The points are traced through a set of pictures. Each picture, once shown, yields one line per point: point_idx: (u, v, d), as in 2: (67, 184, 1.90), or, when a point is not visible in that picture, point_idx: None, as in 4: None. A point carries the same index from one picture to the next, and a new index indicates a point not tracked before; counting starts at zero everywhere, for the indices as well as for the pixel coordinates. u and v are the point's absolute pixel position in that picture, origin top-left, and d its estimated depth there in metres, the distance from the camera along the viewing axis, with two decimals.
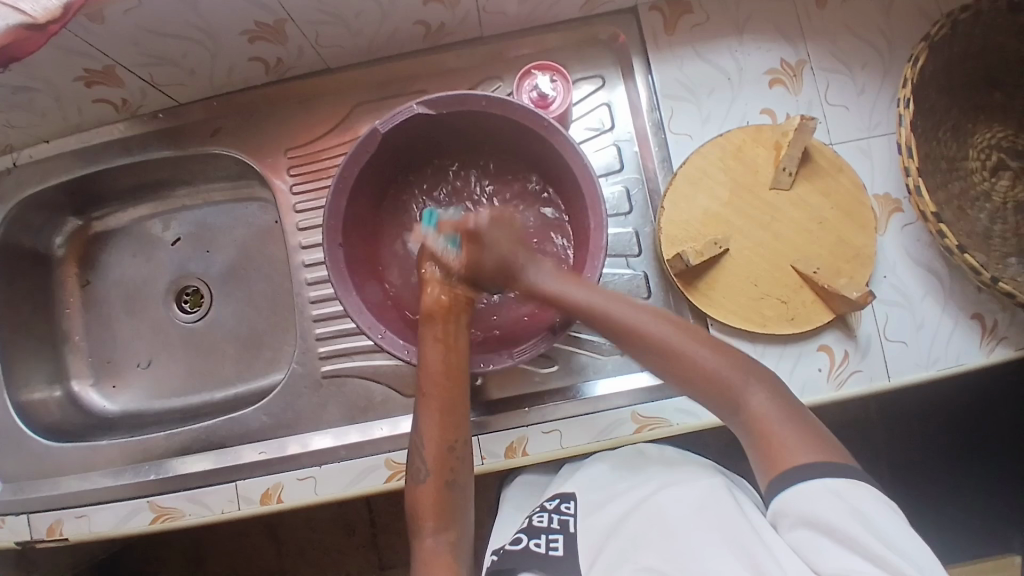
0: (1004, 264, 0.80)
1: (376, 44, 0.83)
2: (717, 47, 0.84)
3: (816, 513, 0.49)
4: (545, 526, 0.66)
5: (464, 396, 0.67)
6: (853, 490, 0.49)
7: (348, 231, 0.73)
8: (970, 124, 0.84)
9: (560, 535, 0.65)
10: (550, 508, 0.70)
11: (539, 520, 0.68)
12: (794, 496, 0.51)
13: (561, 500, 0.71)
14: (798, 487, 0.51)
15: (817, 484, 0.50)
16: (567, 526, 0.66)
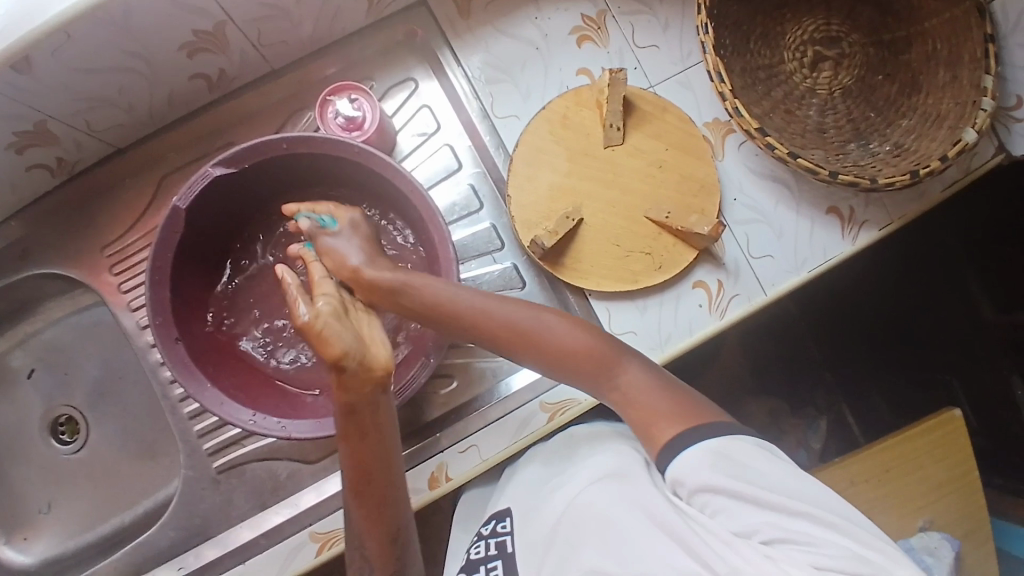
0: (844, 152, 0.81)
1: (159, 111, 0.76)
2: (517, 19, 0.80)
3: (708, 478, 0.49)
4: (482, 557, 0.65)
5: (393, 479, 0.58)
6: (728, 444, 0.50)
7: (184, 319, 0.67)
8: (779, 26, 0.85)
9: (498, 561, 0.64)
10: (486, 534, 0.68)
11: (476, 552, 0.67)
12: (684, 467, 0.50)
13: (496, 521, 0.69)
14: (685, 458, 0.51)
15: (700, 449, 0.50)
16: (505, 547, 0.65)
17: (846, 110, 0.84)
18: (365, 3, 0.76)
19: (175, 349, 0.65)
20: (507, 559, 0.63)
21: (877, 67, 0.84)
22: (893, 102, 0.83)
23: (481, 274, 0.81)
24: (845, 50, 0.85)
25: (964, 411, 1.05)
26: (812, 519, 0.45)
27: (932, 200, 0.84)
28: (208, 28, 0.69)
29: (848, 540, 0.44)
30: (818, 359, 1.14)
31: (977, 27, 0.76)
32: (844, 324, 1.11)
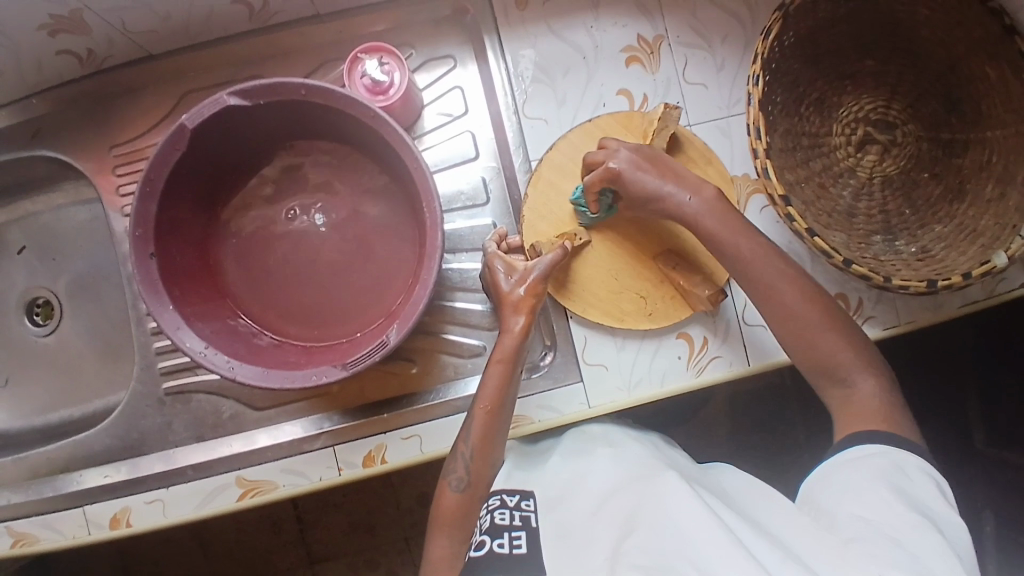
0: (868, 242, 0.77)
1: (196, 27, 0.76)
2: (572, 23, 0.79)
3: (865, 467, 0.55)
4: (506, 524, 0.64)
5: (502, 424, 0.67)
6: (903, 461, 0.55)
7: (164, 238, 0.66)
8: (836, 96, 0.81)
9: (524, 532, 0.63)
10: (511, 505, 0.67)
11: (499, 519, 0.65)
12: (851, 457, 0.57)
13: (521, 496, 0.68)
14: (858, 452, 0.57)
15: (871, 451, 0.57)
16: (529, 521, 0.65)
17: (882, 200, 0.81)
18: None
19: (147, 266, 0.64)
20: (533, 532, 0.63)
21: (927, 163, 0.81)
22: (932, 204, 0.80)
23: (470, 269, 0.79)
24: (898, 138, 0.82)
25: None
26: (920, 531, 0.50)
27: (946, 313, 0.82)
28: None
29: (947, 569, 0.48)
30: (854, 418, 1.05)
31: None
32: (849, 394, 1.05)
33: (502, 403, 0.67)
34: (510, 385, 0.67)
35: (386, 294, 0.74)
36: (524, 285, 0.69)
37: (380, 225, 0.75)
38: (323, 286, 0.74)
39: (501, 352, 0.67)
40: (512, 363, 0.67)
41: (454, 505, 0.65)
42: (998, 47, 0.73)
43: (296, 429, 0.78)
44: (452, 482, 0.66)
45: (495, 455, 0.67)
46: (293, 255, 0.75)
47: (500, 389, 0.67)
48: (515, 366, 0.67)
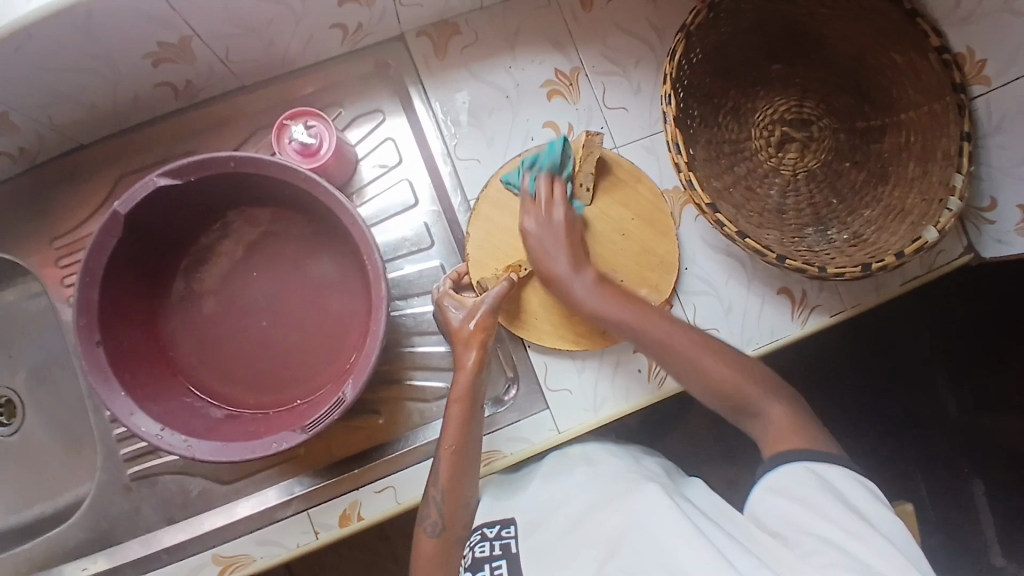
0: (801, 236, 0.81)
1: (126, 112, 0.78)
2: (491, 65, 0.82)
3: (793, 487, 0.54)
4: (487, 556, 0.64)
5: (470, 461, 0.67)
6: (826, 471, 0.55)
7: (109, 324, 0.66)
8: (750, 102, 0.85)
9: (503, 561, 0.63)
10: (490, 536, 0.66)
11: (479, 551, 0.65)
12: (774, 482, 0.56)
13: (501, 526, 0.68)
14: (782, 471, 0.56)
15: (791, 468, 0.56)
16: (509, 549, 0.65)
17: (808, 194, 0.84)
18: (340, 33, 0.77)
19: (94, 354, 0.64)
20: (514, 559, 0.63)
21: (846, 153, 0.85)
22: (858, 190, 0.83)
23: (423, 312, 0.80)
24: (814, 133, 0.85)
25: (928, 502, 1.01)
26: (860, 538, 0.49)
27: (887, 293, 0.84)
28: (173, 41, 0.69)
29: (895, 572, 0.47)
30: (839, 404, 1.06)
31: (957, 124, 0.75)
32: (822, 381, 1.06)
33: (464, 443, 0.66)
34: (471, 423, 0.67)
35: (341, 348, 0.74)
36: (474, 319, 0.70)
37: (326, 281, 0.76)
38: (278, 347, 0.75)
39: (456, 393, 0.67)
40: (469, 403, 0.67)
41: (430, 551, 0.65)
42: (902, 35, 0.77)
43: (265, 498, 0.77)
44: (426, 527, 0.66)
45: (466, 493, 0.67)
46: (245, 322, 0.75)
47: (462, 427, 0.67)
48: (472, 404, 0.67)
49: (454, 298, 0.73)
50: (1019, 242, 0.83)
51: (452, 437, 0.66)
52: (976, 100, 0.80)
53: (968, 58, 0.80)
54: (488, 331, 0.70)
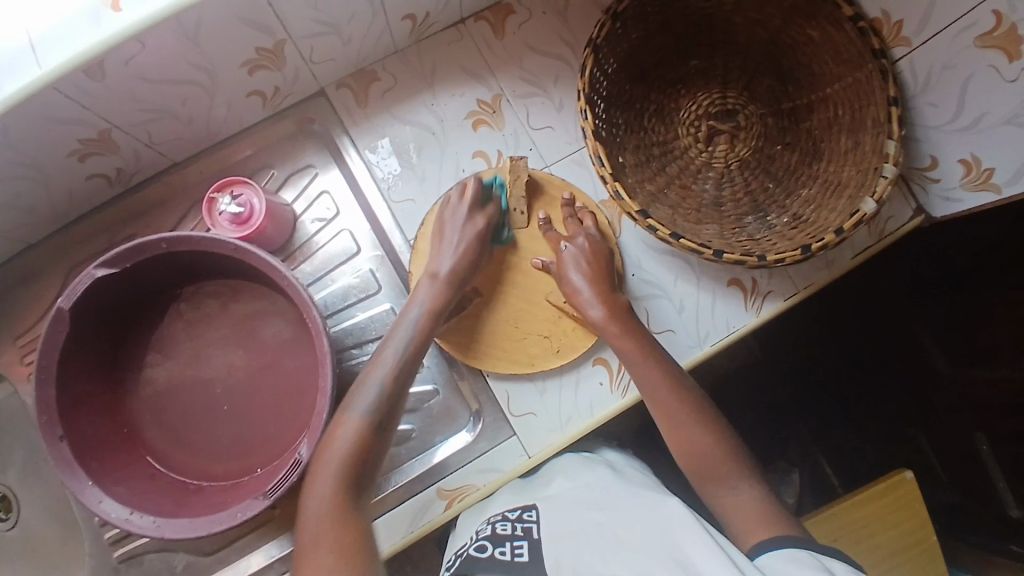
0: (740, 225, 0.81)
1: (68, 206, 0.80)
2: (413, 105, 0.84)
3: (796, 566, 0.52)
4: (508, 534, 0.60)
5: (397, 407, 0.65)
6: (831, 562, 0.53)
7: (72, 417, 0.68)
8: (673, 102, 0.86)
9: (526, 541, 0.58)
10: (512, 517, 0.64)
11: (501, 529, 0.62)
12: (771, 560, 0.54)
13: (522, 510, 0.66)
14: (783, 551, 0.54)
15: (792, 550, 0.54)
16: (532, 533, 0.60)
17: (743, 181, 0.85)
18: (259, 99, 0.80)
19: (58, 448, 0.66)
20: (536, 542, 0.58)
21: (776, 136, 0.85)
22: (793, 171, 0.83)
23: None
24: (742, 122, 0.86)
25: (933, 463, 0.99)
26: None
27: (842, 268, 0.84)
28: (93, 136, 0.72)
29: None
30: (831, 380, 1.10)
31: (881, 90, 0.74)
32: (805, 360, 1.11)
33: (389, 393, 0.65)
34: (399, 391, 0.66)
35: (301, 405, 0.76)
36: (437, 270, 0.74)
37: (279, 342, 0.77)
38: (242, 413, 0.76)
39: (391, 353, 0.68)
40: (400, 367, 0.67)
41: (324, 525, 0.55)
42: (813, 10, 0.78)
43: (251, 563, 0.79)
44: (325, 460, 0.60)
45: (377, 449, 0.62)
46: (206, 394, 0.77)
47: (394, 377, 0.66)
48: (403, 379, 0.67)
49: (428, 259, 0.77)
50: (968, 197, 0.82)
51: (375, 385, 0.65)
52: (900, 62, 0.80)
53: (885, 22, 0.79)
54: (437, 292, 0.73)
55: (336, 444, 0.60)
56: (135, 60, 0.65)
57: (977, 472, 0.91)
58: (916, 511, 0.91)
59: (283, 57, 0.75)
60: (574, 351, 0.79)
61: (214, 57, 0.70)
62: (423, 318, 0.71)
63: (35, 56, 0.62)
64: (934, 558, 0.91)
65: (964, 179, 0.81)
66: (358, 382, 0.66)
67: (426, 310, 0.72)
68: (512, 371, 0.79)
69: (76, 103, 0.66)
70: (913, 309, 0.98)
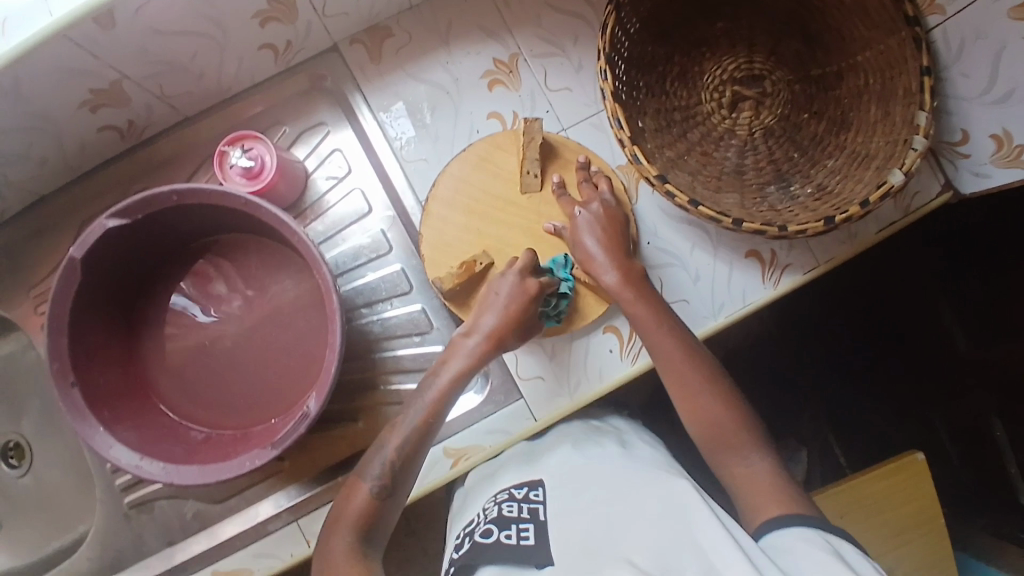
0: (761, 195, 0.79)
1: (82, 158, 0.80)
2: (428, 62, 0.81)
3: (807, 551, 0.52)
4: (515, 516, 0.59)
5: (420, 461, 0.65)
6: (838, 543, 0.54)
7: (86, 365, 0.69)
8: (697, 65, 0.83)
9: (531, 524, 0.58)
10: (518, 497, 0.63)
11: (507, 510, 0.61)
12: (781, 542, 0.54)
13: (529, 488, 0.64)
14: (791, 533, 0.54)
15: (802, 531, 0.54)
16: (538, 514, 0.59)
17: (768, 151, 0.81)
18: (270, 53, 0.78)
19: (72, 394, 0.67)
20: (542, 525, 0.57)
21: (803, 104, 0.81)
22: (819, 140, 0.80)
23: (392, 319, 0.81)
24: (768, 88, 0.82)
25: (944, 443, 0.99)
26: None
27: (865, 242, 0.81)
28: (105, 86, 0.71)
29: None
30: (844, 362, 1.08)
31: (914, 58, 0.71)
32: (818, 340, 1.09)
33: (406, 458, 0.63)
34: (414, 454, 0.64)
35: (309, 362, 0.76)
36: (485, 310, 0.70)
37: (289, 298, 0.77)
38: (251, 369, 0.77)
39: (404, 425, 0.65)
40: (414, 437, 0.64)
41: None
42: None
43: (256, 516, 0.80)
44: (341, 519, 0.61)
45: (390, 511, 0.63)
46: (214, 348, 0.77)
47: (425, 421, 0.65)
48: (422, 438, 0.65)
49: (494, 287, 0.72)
50: (998, 173, 0.78)
51: (393, 450, 0.63)
52: (933, 31, 0.76)
53: None
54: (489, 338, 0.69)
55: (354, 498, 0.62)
56: (145, 9, 0.64)
57: (994, 457, 0.91)
58: (924, 492, 0.90)
59: (294, 10, 0.73)
60: (586, 319, 0.78)
61: (225, 8, 0.68)
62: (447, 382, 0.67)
63: (46, 6, 0.63)
64: (933, 538, 0.91)
65: (994, 156, 0.77)
66: (382, 436, 0.65)
67: (461, 370, 0.68)
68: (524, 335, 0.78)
69: (86, 52, 0.65)
70: (941, 294, 0.95)
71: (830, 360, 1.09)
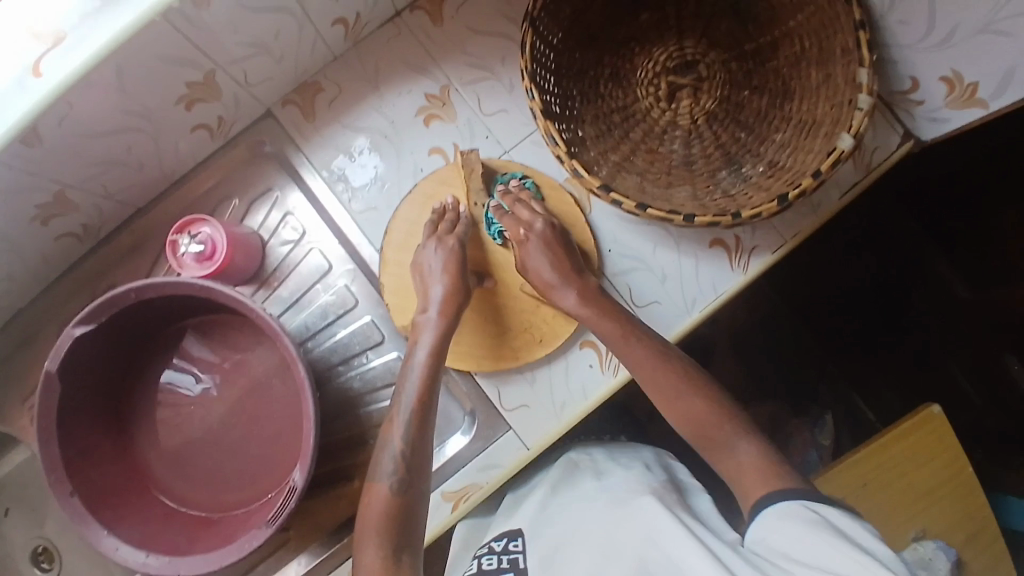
0: (714, 182, 0.77)
1: (47, 268, 0.81)
2: (361, 110, 0.81)
3: (787, 527, 0.53)
4: (494, 568, 0.67)
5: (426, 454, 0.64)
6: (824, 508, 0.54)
7: (81, 471, 0.71)
8: (629, 61, 0.82)
9: (512, 575, 0.66)
10: (498, 549, 0.69)
11: (488, 564, 0.68)
12: (766, 520, 0.55)
13: (508, 538, 0.71)
14: (772, 509, 0.55)
15: (784, 506, 0.55)
16: (517, 562, 0.67)
17: (713, 135, 0.80)
18: (206, 132, 0.79)
19: (71, 502, 0.69)
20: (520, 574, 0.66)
21: (742, 81, 0.80)
22: (765, 115, 0.78)
23: (370, 371, 0.81)
24: (703, 72, 0.81)
25: (961, 385, 0.96)
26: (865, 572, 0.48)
27: (829, 210, 0.79)
28: (50, 199, 0.72)
29: None
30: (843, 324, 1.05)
31: (846, 17, 0.68)
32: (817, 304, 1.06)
33: (407, 456, 0.63)
34: (420, 442, 0.64)
35: (295, 431, 0.77)
36: (428, 306, 0.71)
37: (266, 370, 0.78)
38: (240, 444, 0.78)
39: (399, 414, 0.65)
40: (414, 422, 0.64)
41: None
42: None
43: None
44: (364, 528, 0.60)
45: (416, 507, 0.62)
46: (203, 429, 0.78)
47: (419, 415, 0.65)
48: (422, 422, 0.65)
49: (423, 275, 0.73)
50: (955, 115, 0.76)
51: (393, 450, 0.63)
52: None
53: None
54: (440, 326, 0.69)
55: (370, 510, 0.61)
56: (69, 115, 0.64)
57: (1014, 393, 0.91)
58: (947, 445, 0.86)
59: (217, 87, 0.74)
60: (559, 338, 0.77)
61: (146, 99, 0.69)
62: (428, 360, 0.67)
63: None
64: (970, 490, 0.86)
65: (948, 98, 0.75)
66: (379, 444, 0.65)
67: (430, 352, 0.68)
68: (501, 365, 0.78)
69: (22, 172, 0.66)
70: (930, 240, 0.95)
71: (830, 328, 1.06)
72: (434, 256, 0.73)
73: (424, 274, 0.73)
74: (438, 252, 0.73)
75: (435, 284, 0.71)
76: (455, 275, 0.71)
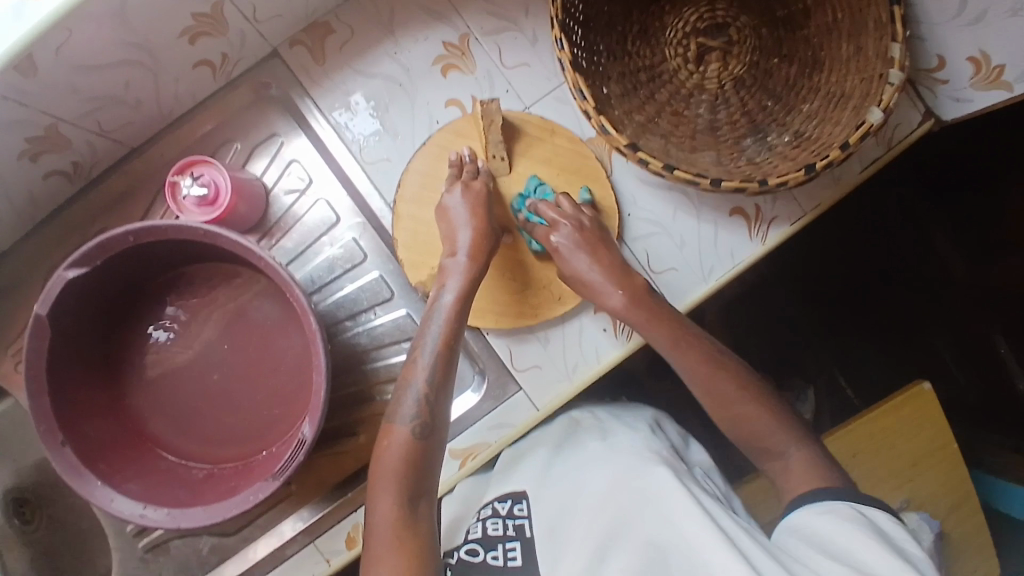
0: (738, 149, 0.76)
1: (33, 208, 0.77)
2: (375, 56, 0.77)
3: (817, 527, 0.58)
4: (500, 534, 0.63)
5: (447, 401, 0.63)
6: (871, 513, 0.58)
7: (73, 421, 0.67)
8: (657, 20, 0.79)
9: (518, 542, 0.62)
10: (503, 512, 0.66)
11: (493, 529, 0.65)
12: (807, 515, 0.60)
13: (513, 501, 0.67)
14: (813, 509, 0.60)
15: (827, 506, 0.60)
16: (524, 530, 0.64)
17: (739, 101, 0.79)
18: (208, 69, 0.74)
19: (63, 454, 0.65)
20: (527, 543, 0.62)
21: (772, 48, 0.78)
22: (793, 84, 0.77)
23: (378, 327, 0.79)
24: (733, 36, 0.79)
25: (952, 369, 0.97)
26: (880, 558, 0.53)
27: (850, 184, 0.78)
28: (41, 133, 0.67)
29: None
30: (848, 307, 1.03)
31: None
32: (821, 284, 1.04)
33: (429, 402, 0.61)
34: (443, 387, 0.63)
35: (298, 385, 0.74)
36: (453, 251, 0.68)
37: (269, 324, 0.75)
38: (241, 397, 0.75)
39: (422, 358, 0.63)
40: (437, 369, 0.63)
41: (392, 537, 0.54)
42: None
43: (273, 539, 0.80)
44: (380, 473, 0.58)
45: (432, 456, 0.60)
46: (202, 382, 0.75)
47: (443, 360, 0.63)
48: (446, 367, 0.63)
49: (446, 223, 0.70)
50: (978, 96, 0.75)
51: (415, 394, 0.61)
52: None
53: None
54: (466, 271, 0.67)
55: (387, 455, 0.59)
56: (67, 45, 0.60)
57: (1001, 380, 0.91)
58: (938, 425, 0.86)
59: (226, 21, 0.69)
60: (576, 299, 0.76)
61: (150, 30, 0.64)
62: (455, 305, 0.65)
63: None
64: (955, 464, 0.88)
65: (974, 79, 0.74)
66: (396, 391, 0.63)
67: (457, 296, 0.66)
68: (516, 324, 0.76)
69: (12, 101, 0.61)
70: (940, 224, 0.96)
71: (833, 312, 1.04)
72: (456, 201, 0.71)
73: (447, 219, 0.70)
74: (461, 199, 0.71)
75: (462, 229, 0.69)
76: (479, 225, 0.69)
